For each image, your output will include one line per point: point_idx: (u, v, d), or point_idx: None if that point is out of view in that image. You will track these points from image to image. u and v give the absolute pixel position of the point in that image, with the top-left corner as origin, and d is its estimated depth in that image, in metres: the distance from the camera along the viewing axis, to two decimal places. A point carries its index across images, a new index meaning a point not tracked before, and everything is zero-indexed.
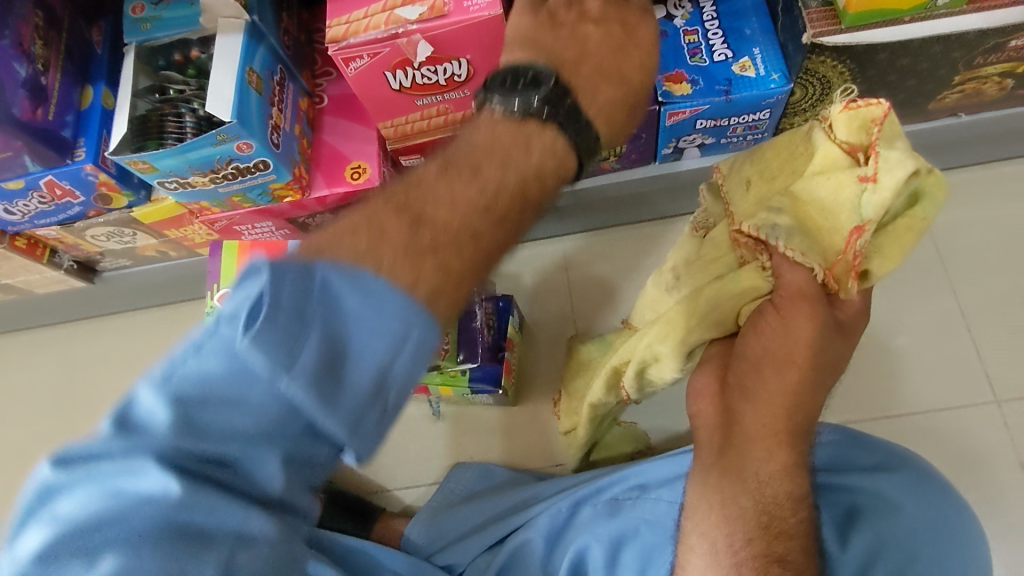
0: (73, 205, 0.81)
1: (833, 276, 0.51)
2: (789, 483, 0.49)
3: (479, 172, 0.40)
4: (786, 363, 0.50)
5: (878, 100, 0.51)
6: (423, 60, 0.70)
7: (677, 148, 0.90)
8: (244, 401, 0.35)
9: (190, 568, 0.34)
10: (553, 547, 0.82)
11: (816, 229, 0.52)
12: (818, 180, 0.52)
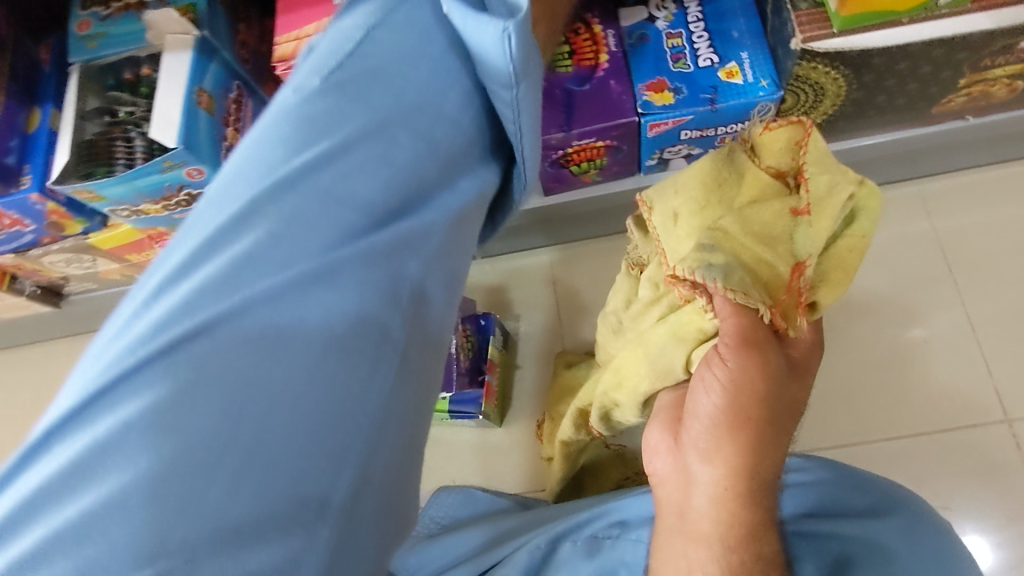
0: (26, 233, 0.78)
1: (780, 313, 0.51)
2: (756, 547, 0.46)
3: None
4: (739, 422, 0.47)
5: (799, 121, 0.55)
6: None
7: (662, 159, 0.86)
8: (424, 109, 0.45)
9: (378, 292, 0.41)
10: None
11: (760, 268, 0.51)
12: (753, 211, 0.53)
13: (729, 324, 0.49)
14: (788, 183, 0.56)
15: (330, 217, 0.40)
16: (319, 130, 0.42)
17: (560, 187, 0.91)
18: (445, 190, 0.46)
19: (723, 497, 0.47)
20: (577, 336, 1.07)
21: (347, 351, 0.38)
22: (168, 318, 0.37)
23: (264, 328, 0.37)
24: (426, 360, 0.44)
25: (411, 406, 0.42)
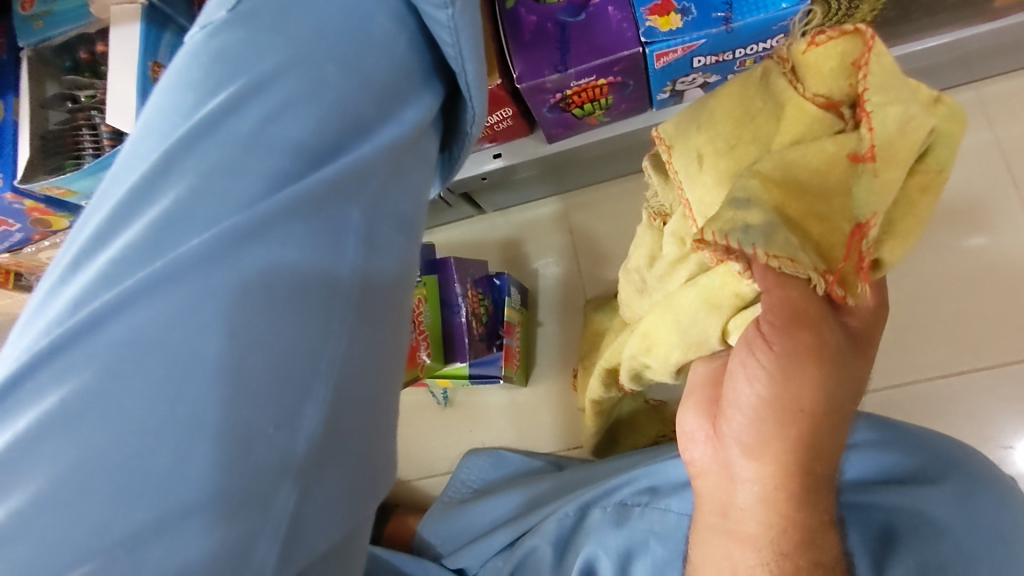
0: (12, 232, 0.75)
1: (838, 282, 0.34)
2: (811, 552, 0.40)
3: None
4: (792, 415, 0.36)
5: (858, 28, 0.35)
6: None
7: (676, 91, 0.78)
8: (349, 41, 0.43)
9: (312, 234, 0.38)
10: (564, 556, 0.73)
11: (812, 224, 0.34)
12: (798, 152, 0.36)
13: (774, 299, 0.34)
14: (845, 116, 0.37)
15: (253, 166, 0.39)
16: (235, 75, 0.41)
17: (565, 133, 0.84)
18: (388, 123, 0.44)
19: (774, 497, 0.38)
20: (599, 288, 1.01)
21: (288, 303, 0.36)
22: (92, 287, 0.36)
23: (174, 295, 0.35)
24: (384, 306, 0.42)
25: (372, 356, 0.40)
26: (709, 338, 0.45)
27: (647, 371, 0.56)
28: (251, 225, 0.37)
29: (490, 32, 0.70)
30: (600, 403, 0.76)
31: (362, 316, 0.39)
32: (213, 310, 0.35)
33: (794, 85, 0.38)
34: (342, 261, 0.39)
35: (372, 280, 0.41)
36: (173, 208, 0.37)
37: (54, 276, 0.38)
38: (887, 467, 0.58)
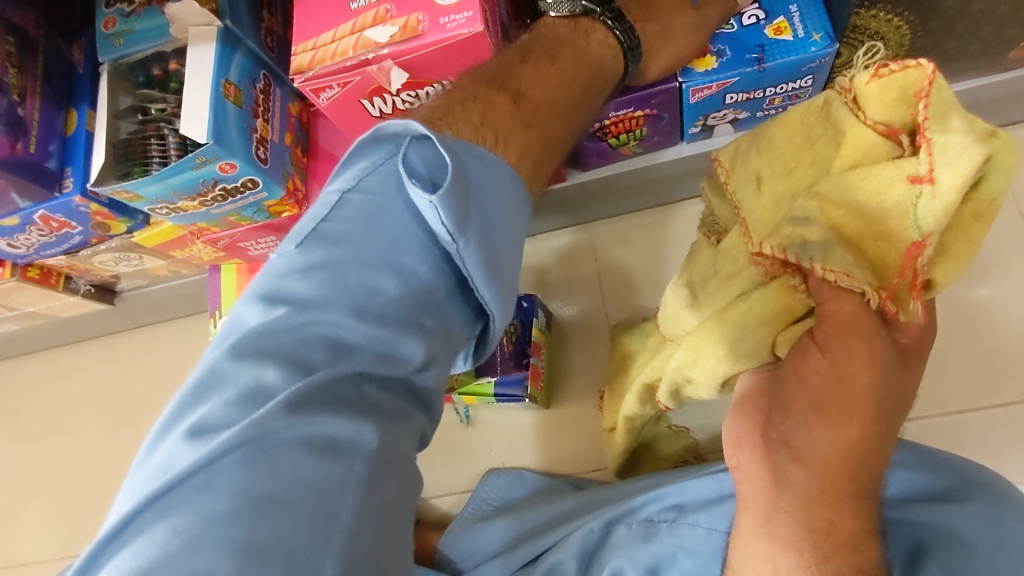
0: (73, 235, 0.79)
1: (889, 297, 0.39)
2: (856, 555, 0.42)
3: (556, 55, 0.53)
4: (842, 416, 0.38)
5: (918, 62, 0.39)
6: (400, 86, 0.62)
7: (706, 126, 0.82)
8: (397, 237, 0.39)
9: (325, 458, 0.34)
10: (588, 572, 0.72)
11: (858, 241, 0.40)
12: (860, 177, 0.41)
13: (830, 311, 0.39)
14: (902, 144, 0.41)
15: (291, 354, 0.36)
16: (283, 278, 0.38)
17: (600, 162, 0.88)
18: (417, 332, 0.39)
19: (819, 501, 0.40)
20: (624, 312, 1.03)
21: (297, 517, 0.33)
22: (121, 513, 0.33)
23: (211, 497, 0.32)
24: (403, 481, 0.38)
25: (388, 535, 0.36)
26: (758, 351, 0.49)
27: (687, 385, 0.61)
28: (287, 416, 0.34)
29: None
30: (631, 420, 0.78)
31: (376, 523, 0.35)
32: (253, 498, 0.33)
33: (856, 113, 0.43)
34: (364, 442, 0.36)
35: (381, 485, 0.36)
36: (217, 398, 0.35)
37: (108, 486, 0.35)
38: (915, 487, 0.60)
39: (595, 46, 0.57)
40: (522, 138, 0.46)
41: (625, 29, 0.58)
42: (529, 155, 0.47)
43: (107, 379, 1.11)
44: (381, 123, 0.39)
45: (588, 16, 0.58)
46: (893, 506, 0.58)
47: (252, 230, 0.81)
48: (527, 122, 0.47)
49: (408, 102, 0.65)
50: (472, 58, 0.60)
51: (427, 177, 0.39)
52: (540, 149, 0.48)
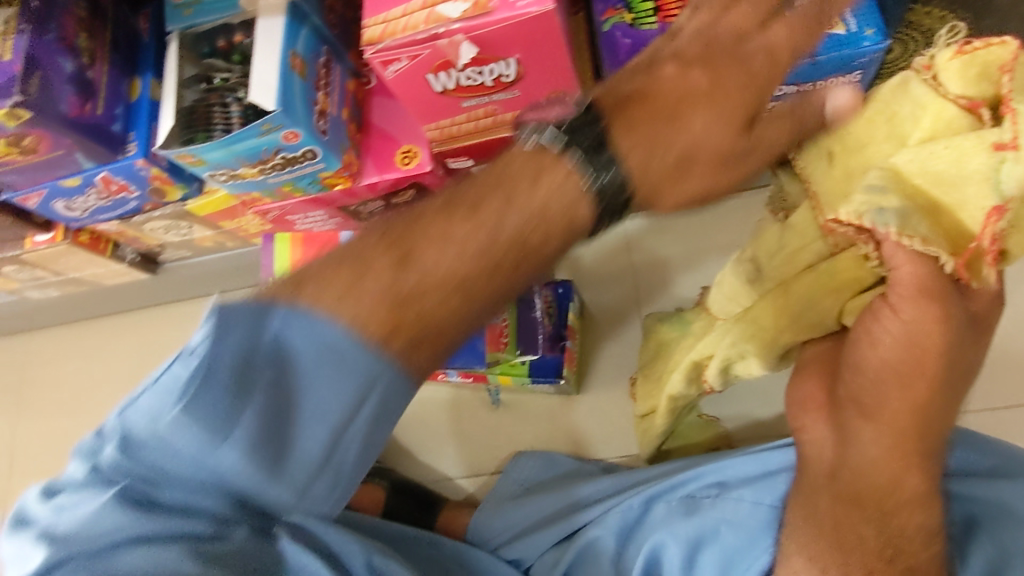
0: (129, 199, 0.81)
1: (965, 265, 0.44)
2: (920, 511, 0.50)
3: (477, 209, 0.40)
4: (912, 374, 0.46)
5: (1005, 39, 0.43)
6: (468, 61, 0.63)
7: None
8: (211, 423, 0.37)
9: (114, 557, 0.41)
10: (627, 545, 0.74)
11: (937, 208, 0.45)
12: (940, 147, 0.45)
13: (902, 276, 0.44)
14: (982, 118, 0.46)
15: (143, 478, 0.40)
16: (120, 421, 0.40)
17: None
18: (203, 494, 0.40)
19: (889, 454, 0.49)
20: (658, 303, 1.05)
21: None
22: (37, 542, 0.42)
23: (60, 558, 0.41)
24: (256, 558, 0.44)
25: None
26: (825, 321, 0.55)
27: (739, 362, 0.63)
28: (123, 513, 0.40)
29: (592, 68, 0.78)
30: (675, 400, 0.83)
31: None
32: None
33: (936, 87, 0.46)
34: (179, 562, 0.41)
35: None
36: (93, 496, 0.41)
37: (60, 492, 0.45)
38: (969, 466, 0.64)
39: (542, 191, 0.41)
40: (395, 310, 0.38)
41: (605, 178, 0.42)
42: (404, 329, 0.38)
43: (144, 350, 1.13)
44: (224, 305, 0.37)
45: (556, 154, 0.42)
46: (955, 483, 0.63)
47: (304, 202, 0.84)
48: (412, 302, 0.38)
49: (471, 78, 0.66)
50: (538, 38, 0.62)
51: (220, 364, 0.37)
52: (415, 336, 0.38)
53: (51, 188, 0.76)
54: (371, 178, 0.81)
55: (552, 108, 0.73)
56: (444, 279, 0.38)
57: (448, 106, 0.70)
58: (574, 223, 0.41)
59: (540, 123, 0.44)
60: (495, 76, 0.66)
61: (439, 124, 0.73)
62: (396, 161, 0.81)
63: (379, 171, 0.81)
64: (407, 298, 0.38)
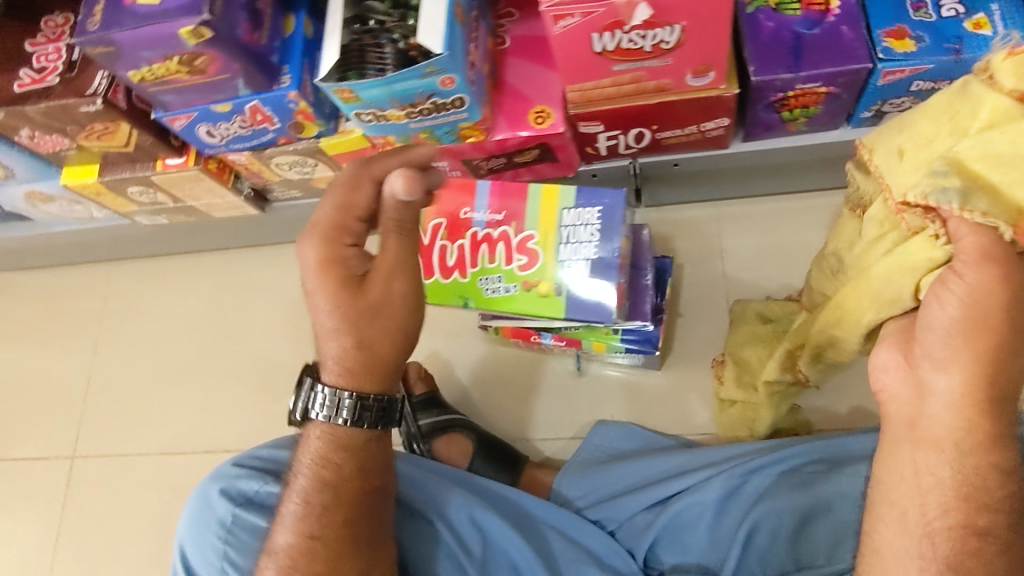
0: (268, 131, 0.84)
1: (1023, 233, 0.49)
2: (993, 453, 0.49)
3: (336, 483, 0.66)
4: (982, 328, 0.49)
5: None
6: (638, 23, 0.66)
7: (879, 112, 0.82)
8: None
9: None
10: (726, 516, 0.76)
11: (999, 189, 0.50)
12: (1001, 133, 0.50)
13: (969, 241, 0.50)
14: None
15: None
16: None
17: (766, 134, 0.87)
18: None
19: (963, 405, 0.49)
20: (745, 290, 1.07)
21: None
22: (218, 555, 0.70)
23: None
24: None
25: None
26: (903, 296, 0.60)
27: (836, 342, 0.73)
28: None
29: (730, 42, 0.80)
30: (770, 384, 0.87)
31: None
32: None
33: (990, 84, 0.52)
34: None
35: None
36: None
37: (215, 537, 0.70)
38: None
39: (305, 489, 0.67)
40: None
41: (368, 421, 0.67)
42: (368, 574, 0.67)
43: None
44: None
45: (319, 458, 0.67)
46: None
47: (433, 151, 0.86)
48: (330, 549, 0.65)
49: (632, 41, 0.69)
50: (706, 9, 0.65)
51: None
52: (358, 566, 0.66)
53: (202, 111, 0.80)
54: (503, 134, 0.83)
55: (694, 80, 0.75)
56: (345, 529, 0.66)
57: (598, 69, 0.73)
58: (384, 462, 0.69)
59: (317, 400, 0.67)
60: (656, 41, 0.68)
61: (582, 86, 0.76)
62: (528, 119, 0.83)
63: (511, 127, 0.83)
64: (329, 572, 0.65)
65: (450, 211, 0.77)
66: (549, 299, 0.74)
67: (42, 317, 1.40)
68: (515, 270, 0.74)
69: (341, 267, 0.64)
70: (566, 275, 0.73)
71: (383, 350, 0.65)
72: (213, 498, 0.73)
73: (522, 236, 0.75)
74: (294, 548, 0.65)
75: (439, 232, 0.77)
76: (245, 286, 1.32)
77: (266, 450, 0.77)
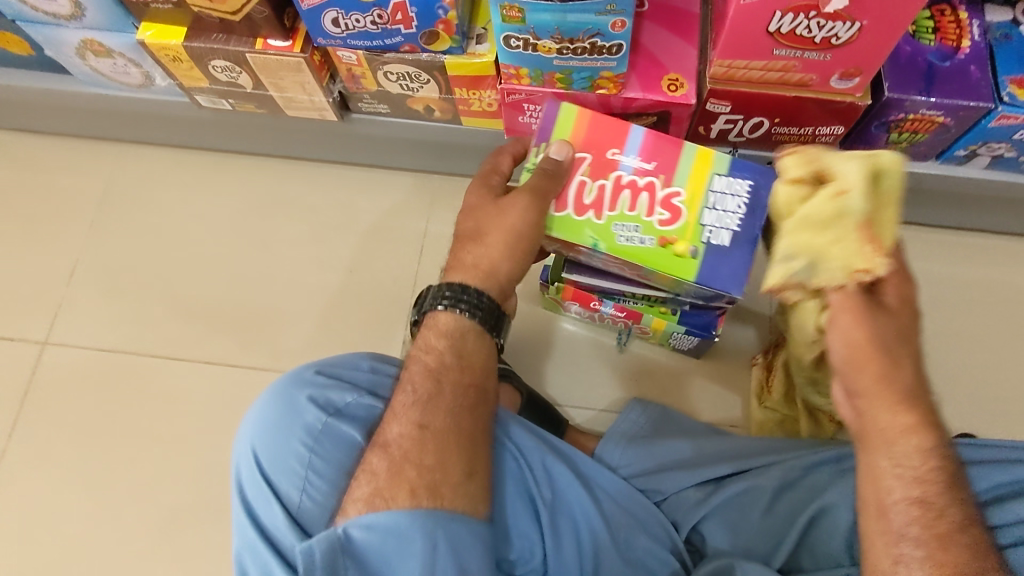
0: (398, 34, 0.80)
1: (860, 274, 0.62)
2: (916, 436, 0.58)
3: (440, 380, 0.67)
4: (863, 359, 0.61)
5: (794, 148, 0.66)
6: (826, 12, 0.68)
7: (973, 153, 0.88)
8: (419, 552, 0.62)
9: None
10: (780, 503, 0.80)
11: (830, 252, 0.63)
12: (808, 209, 0.63)
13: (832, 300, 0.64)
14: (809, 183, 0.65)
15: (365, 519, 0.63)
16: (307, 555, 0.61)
17: None
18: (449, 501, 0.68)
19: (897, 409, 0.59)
20: None
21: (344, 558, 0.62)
22: (299, 467, 0.68)
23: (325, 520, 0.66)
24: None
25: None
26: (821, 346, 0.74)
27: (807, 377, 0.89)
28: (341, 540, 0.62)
29: None
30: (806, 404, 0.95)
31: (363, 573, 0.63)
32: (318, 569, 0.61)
33: (782, 182, 0.67)
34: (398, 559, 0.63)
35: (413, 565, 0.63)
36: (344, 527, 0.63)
37: (303, 446, 0.68)
38: None
39: (419, 361, 0.69)
40: (441, 480, 0.64)
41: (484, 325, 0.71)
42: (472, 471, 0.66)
43: None
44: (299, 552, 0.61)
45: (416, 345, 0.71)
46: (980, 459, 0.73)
47: (556, 95, 0.85)
48: (439, 442, 0.65)
49: (808, 29, 0.71)
50: (891, 14, 0.68)
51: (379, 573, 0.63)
52: (463, 467, 0.65)
53: None
54: (634, 94, 0.83)
55: (839, 82, 0.78)
56: (452, 420, 0.66)
57: (761, 48, 0.75)
58: (490, 369, 0.71)
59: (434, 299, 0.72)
60: (829, 34, 0.71)
61: (734, 62, 0.78)
62: (661, 86, 0.83)
63: (643, 90, 0.83)
64: (438, 466, 0.64)
65: (597, 147, 0.74)
66: (683, 259, 0.71)
67: (34, 185, 1.26)
68: (654, 224, 0.72)
69: (482, 201, 0.74)
70: (705, 240, 0.72)
71: (495, 259, 0.71)
72: (301, 404, 0.70)
73: (668, 190, 0.73)
74: (406, 438, 0.65)
75: (580, 166, 0.74)
76: (272, 200, 1.23)
77: (353, 364, 0.75)
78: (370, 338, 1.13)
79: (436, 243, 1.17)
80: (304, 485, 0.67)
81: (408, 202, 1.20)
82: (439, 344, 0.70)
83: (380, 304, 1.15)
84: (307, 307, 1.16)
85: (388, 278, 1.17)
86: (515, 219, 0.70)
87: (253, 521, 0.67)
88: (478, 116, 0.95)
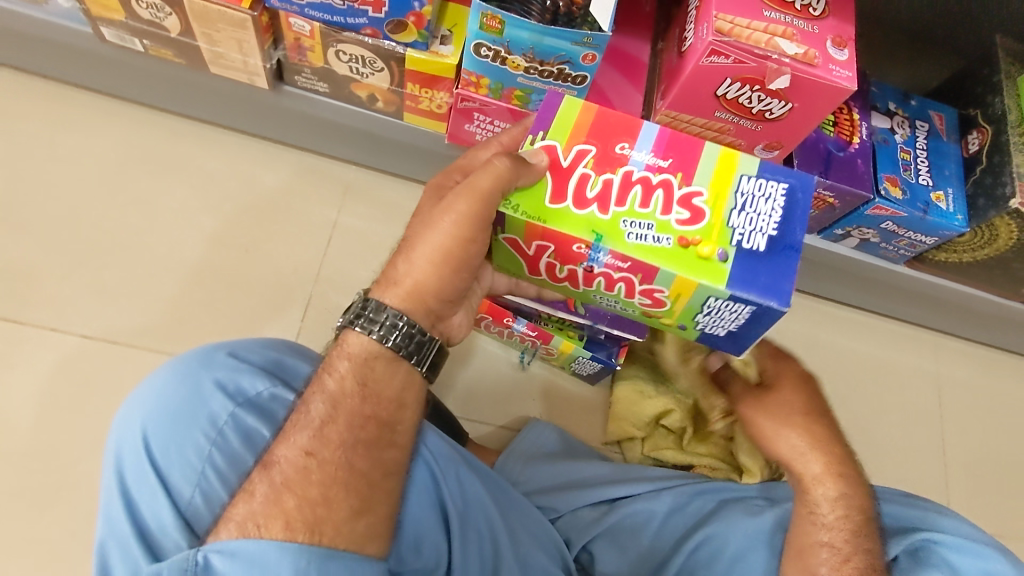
0: (363, 15, 0.77)
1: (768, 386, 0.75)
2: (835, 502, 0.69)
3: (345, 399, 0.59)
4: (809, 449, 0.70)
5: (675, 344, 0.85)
6: (768, 88, 0.76)
7: (848, 233, 1.02)
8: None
9: None
10: (666, 527, 0.85)
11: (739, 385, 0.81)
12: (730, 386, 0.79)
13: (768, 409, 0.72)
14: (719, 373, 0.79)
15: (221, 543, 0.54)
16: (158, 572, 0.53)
17: None
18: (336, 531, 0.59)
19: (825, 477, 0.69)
20: None
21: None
22: (196, 461, 0.61)
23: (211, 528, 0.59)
24: None
25: None
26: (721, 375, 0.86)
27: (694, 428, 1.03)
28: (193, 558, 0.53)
29: None
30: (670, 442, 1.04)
31: None
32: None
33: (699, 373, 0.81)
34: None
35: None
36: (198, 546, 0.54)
37: (202, 439, 0.62)
38: None
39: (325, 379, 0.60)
40: (324, 516, 0.55)
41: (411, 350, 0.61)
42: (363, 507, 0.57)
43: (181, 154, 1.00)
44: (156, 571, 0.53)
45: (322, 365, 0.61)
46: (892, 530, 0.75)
47: (509, 111, 0.86)
48: (328, 473, 0.57)
49: (749, 99, 0.79)
50: (819, 102, 0.77)
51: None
52: (353, 503, 0.57)
53: None
54: None
55: (763, 152, 0.87)
56: (345, 453, 0.58)
57: (706, 108, 0.83)
58: (405, 400, 0.62)
59: (371, 319, 0.61)
60: (765, 108, 0.79)
61: (679, 115, 0.85)
62: None
63: None
64: (321, 499, 0.56)
65: (601, 141, 0.64)
66: (709, 263, 0.60)
67: None
68: (671, 222, 0.61)
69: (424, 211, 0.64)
70: (736, 243, 0.61)
71: (421, 276, 0.62)
72: (206, 389, 0.63)
73: (687, 190, 0.62)
74: (290, 463, 0.57)
75: (584, 159, 0.63)
76: (161, 158, 1.09)
77: (269, 351, 0.69)
78: (259, 326, 1.04)
79: (346, 236, 1.11)
80: (198, 481, 0.60)
81: (321, 188, 1.12)
82: (341, 366, 0.60)
83: (275, 291, 1.06)
84: (188, 283, 1.04)
85: (287, 264, 1.08)
86: (447, 236, 0.61)
87: (129, 517, 0.59)
88: (422, 115, 0.93)
